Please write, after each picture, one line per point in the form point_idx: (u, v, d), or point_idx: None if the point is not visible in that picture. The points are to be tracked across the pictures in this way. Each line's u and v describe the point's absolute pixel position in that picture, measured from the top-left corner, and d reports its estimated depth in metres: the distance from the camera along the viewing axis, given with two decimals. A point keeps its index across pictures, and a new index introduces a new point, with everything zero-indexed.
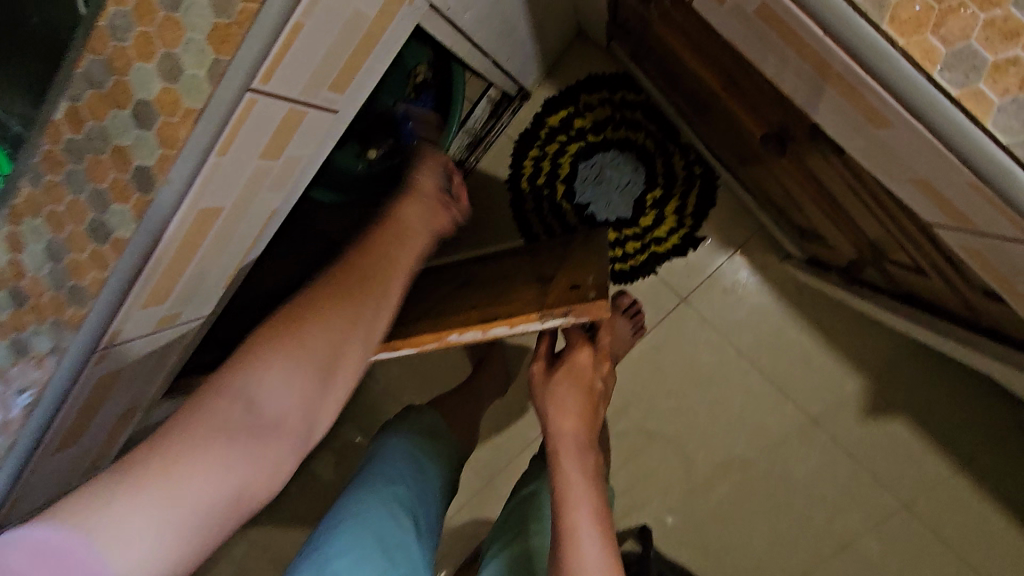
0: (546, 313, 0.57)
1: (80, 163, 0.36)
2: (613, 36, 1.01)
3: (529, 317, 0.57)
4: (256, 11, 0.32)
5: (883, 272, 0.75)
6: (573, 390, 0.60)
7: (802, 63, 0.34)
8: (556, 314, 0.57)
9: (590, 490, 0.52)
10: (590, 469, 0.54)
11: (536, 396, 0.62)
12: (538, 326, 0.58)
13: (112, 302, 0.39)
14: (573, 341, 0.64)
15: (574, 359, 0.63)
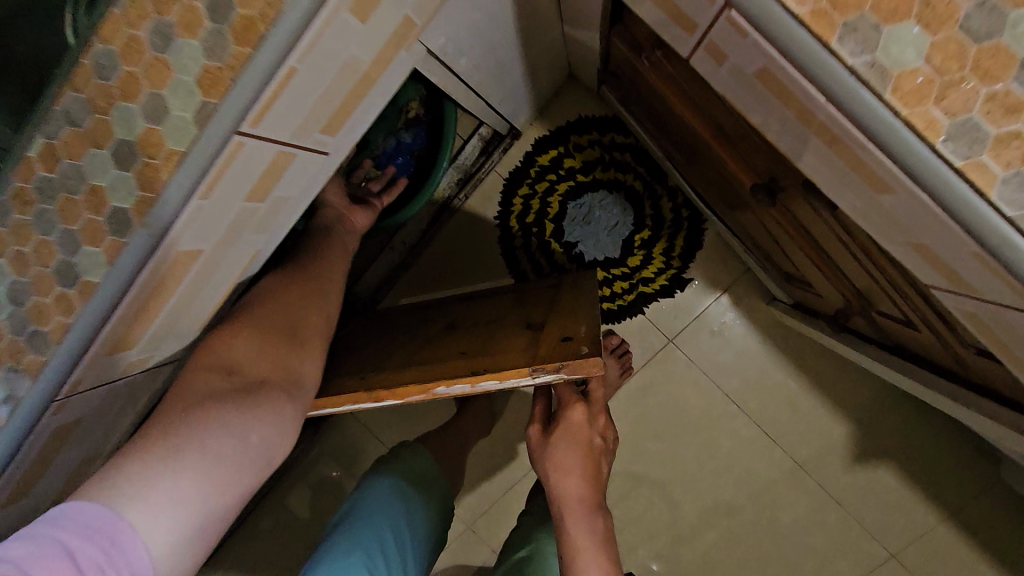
0: (538, 368, 0.56)
1: (50, 202, 0.34)
2: (604, 81, 1.02)
3: (521, 372, 0.56)
4: (249, 56, 0.31)
5: (871, 322, 0.75)
6: (573, 452, 0.57)
7: (800, 125, 0.34)
8: (547, 370, 0.55)
9: (600, 554, 0.53)
10: (599, 531, 0.54)
11: (535, 460, 0.59)
12: (530, 381, 0.56)
13: (75, 349, 0.36)
14: (566, 398, 0.59)
15: (569, 417, 0.58)
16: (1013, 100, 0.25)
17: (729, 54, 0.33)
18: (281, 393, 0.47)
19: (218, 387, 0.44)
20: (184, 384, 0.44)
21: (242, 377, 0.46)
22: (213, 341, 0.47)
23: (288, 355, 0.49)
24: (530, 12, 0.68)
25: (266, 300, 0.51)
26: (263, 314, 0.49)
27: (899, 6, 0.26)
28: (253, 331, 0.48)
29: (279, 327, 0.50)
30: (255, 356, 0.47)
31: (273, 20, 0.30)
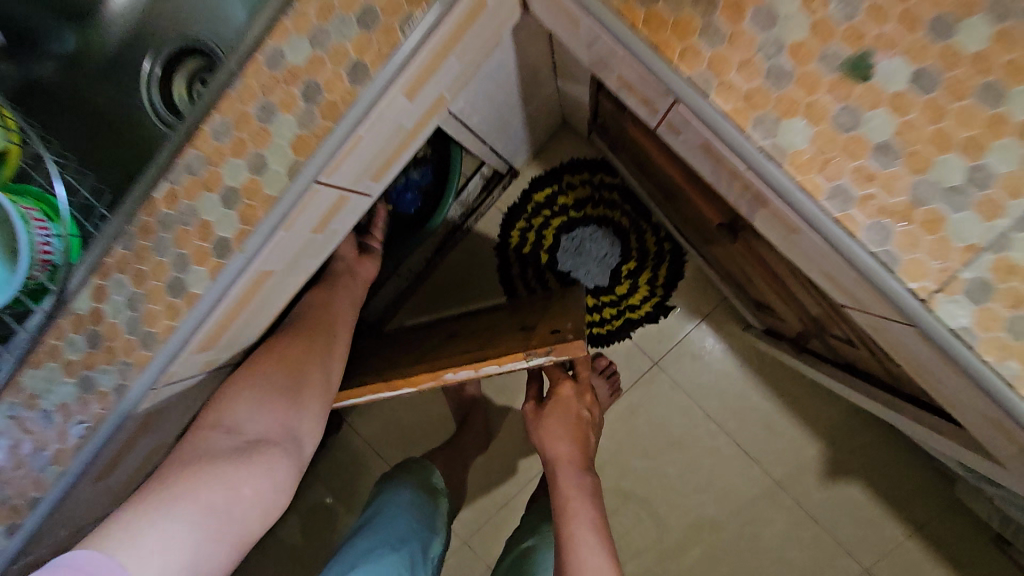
0: (531, 351, 0.67)
1: (168, 232, 0.45)
2: (594, 129, 1.15)
3: (516, 355, 0.66)
4: (330, 127, 0.42)
5: (826, 344, 0.86)
6: (562, 422, 0.71)
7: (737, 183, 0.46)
8: (539, 352, 0.66)
9: (585, 503, 0.63)
10: (585, 485, 0.66)
11: (530, 431, 0.73)
12: (524, 363, 0.67)
13: (175, 347, 0.46)
14: (556, 379, 0.75)
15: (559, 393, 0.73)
16: (869, 171, 0.36)
17: (682, 130, 0.44)
18: (274, 451, 0.55)
19: (217, 447, 0.52)
20: (192, 444, 0.53)
21: (240, 438, 0.54)
22: (217, 407, 0.56)
23: (284, 416, 0.57)
24: (530, 77, 0.81)
25: (269, 367, 0.59)
26: (265, 378, 0.58)
27: (790, 106, 0.37)
28: (252, 398, 0.56)
29: (276, 391, 0.58)
30: (253, 419, 0.55)
31: (351, 102, 0.42)
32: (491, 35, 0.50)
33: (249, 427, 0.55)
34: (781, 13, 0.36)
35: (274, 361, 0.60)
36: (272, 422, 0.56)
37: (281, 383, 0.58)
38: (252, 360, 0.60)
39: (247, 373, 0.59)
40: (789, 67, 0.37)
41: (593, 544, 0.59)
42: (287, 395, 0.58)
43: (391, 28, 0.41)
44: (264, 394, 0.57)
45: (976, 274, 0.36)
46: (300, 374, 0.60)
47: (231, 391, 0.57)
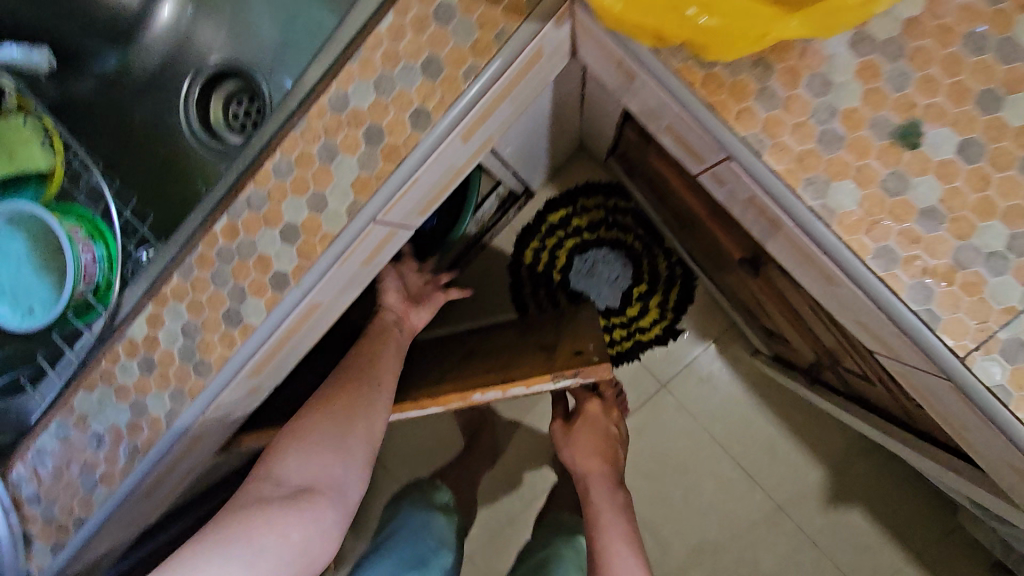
0: (558, 374, 0.66)
1: (227, 265, 0.46)
2: (612, 154, 1.17)
3: (544, 376, 0.66)
4: (390, 171, 0.43)
5: (839, 377, 0.87)
6: (591, 437, 0.73)
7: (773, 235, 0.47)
8: (567, 374, 0.66)
9: (618, 516, 0.63)
10: (618, 499, 0.66)
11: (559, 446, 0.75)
12: (552, 384, 0.66)
13: (228, 375, 0.47)
14: (582, 399, 0.79)
15: (586, 411, 0.77)
16: (914, 234, 0.38)
17: (728, 181, 0.45)
18: (322, 500, 0.52)
19: (267, 496, 0.51)
20: (242, 498, 0.51)
21: (287, 488, 0.52)
22: (268, 460, 0.55)
23: (331, 464, 0.54)
24: (560, 109, 0.83)
25: (313, 419, 0.56)
26: (313, 426, 0.56)
27: (841, 170, 0.39)
28: (299, 449, 0.54)
29: (323, 438, 0.55)
30: (299, 469, 0.53)
31: (412, 145, 0.43)
32: (540, 80, 0.52)
33: (296, 477, 0.53)
34: (835, 80, 0.38)
35: (323, 406, 0.57)
36: (318, 471, 0.53)
37: (326, 431, 0.55)
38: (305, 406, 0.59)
39: (296, 419, 0.57)
40: (841, 131, 0.39)
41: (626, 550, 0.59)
42: (333, 441, 0.55)
43: (455, 78, 0.42)
44: (312, 441, 0.54)
45: (1012, 333, 0.37)
46: (347, 416, 0.57)
47: (280, 446, 0.55)
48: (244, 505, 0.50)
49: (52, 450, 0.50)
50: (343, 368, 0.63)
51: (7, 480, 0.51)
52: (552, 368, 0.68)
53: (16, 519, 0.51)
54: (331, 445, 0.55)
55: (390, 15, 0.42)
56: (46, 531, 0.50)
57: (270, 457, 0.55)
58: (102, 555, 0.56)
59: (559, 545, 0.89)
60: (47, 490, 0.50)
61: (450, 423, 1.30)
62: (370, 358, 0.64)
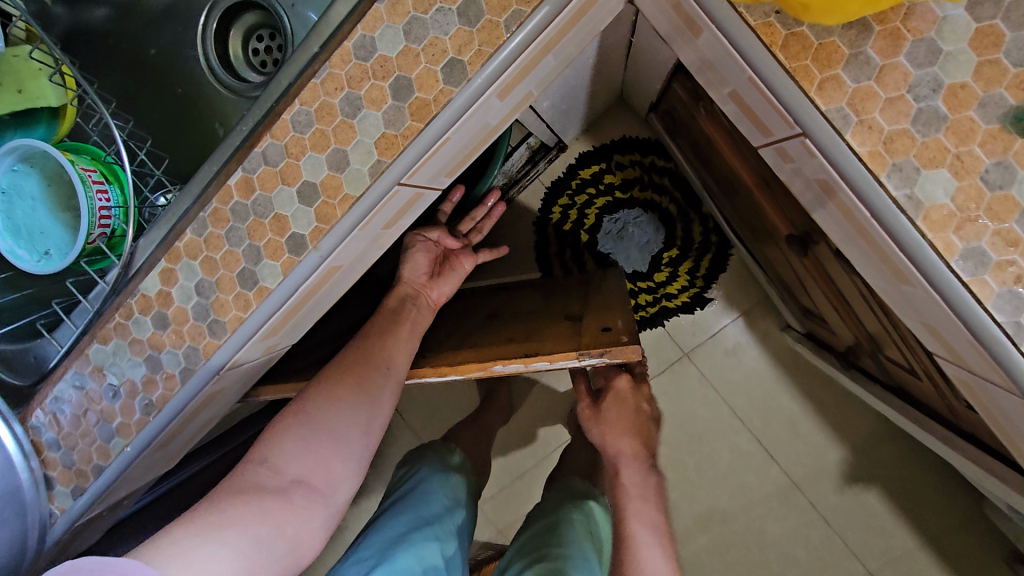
0: (584, 353, 0.64)
1: (242, 223, 0.43)
2: (654, 110, 1.09)
3: (570, 354, 0.63)
4: (418, 130, 0.39)
5: (878, 364, 0.83)
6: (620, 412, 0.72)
7: (834, 219, 0.42)
8: (593, 354, 0.63)
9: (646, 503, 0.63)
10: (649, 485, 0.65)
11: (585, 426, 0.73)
12: (576, 362, 0.64)
13: (243, 337, 0.46)
14: (611, 376, 0.77)
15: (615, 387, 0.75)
16: (1012, 236, 0.33)
17: (796, 159, 0.40)
18: (313, 498, 0.52)
19: (262, 484, 0.51)
20: (237, 480, 0.51)
21: (283, 478, 0.52)
22: (265, 442, 0.54)
23: (328, 459, 0.54)
24: (604, 59, 0.76)
25: (318, 405, 0.56)
26: (316, 414, 0.55)
27: (935, 156, 0.33)
28: (298, 437, 0.54)
29: (324, 432, 0.55)
30: (297, 460, 0.53)
31: (444, 103, 0.38)
32: (589, 30, 0.46)
33: (292, 467, 0.53)
34: (945, 48, 0.33)
35: (330, 392, 0.57)
36: (315, 464, 0.54)
37: (329, 424, 0.55)
38: (310, 390, 0.58)
39: (299, 404, 0.56)
40: (943, 110, 0.33)
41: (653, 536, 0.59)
42: (332, 433, 0.55)
43: (495, 26, 0.37)
44: (311, 433, 0.54)
45: None
46: (353, 408, 0.57)
47: (278, 430, 0.55)
48: (241, 489, 0.49)
49: (70, 399, 0.50)
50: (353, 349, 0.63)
51: (27, 425, 0.52)
52: (578, 346, 0.65)
53: (37, 464, 0.51)
54: (331, 436, 0.55)
55: None
56: (65, 476, 0.51)
57: (267, 439, 0.55)
58: (122, 497, 0.57)
59: (569, 509, 0.90)
60: (66, 438, 0.50)
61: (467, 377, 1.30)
62: (382, 333, 0.64)
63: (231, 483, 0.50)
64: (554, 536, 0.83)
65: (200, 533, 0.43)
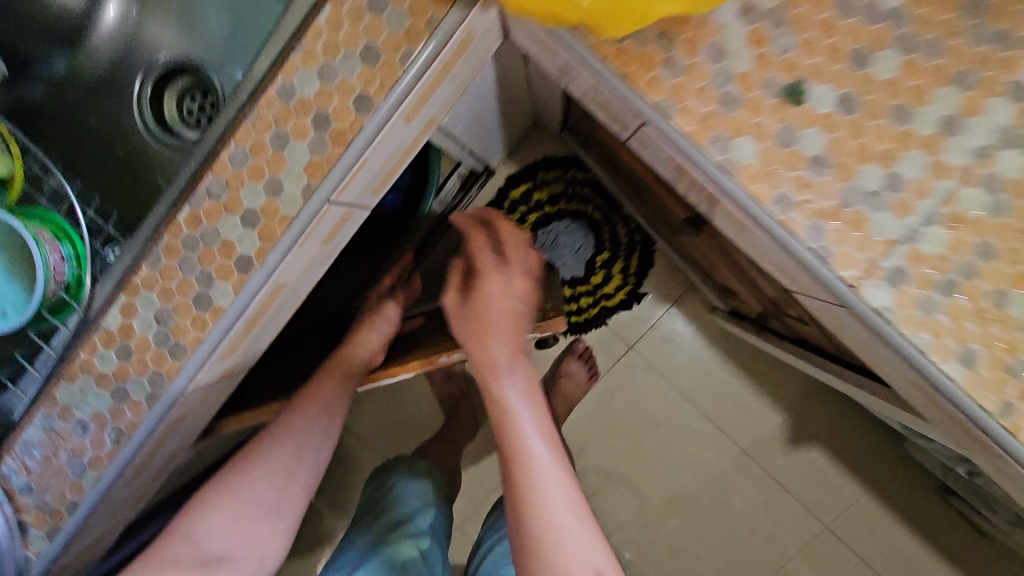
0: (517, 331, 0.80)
1: (192, 252, 0.49)
2: (566, 128, 1.20)
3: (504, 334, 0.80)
4: (340, 154, 0.47)
5: (784, 324, 0.92)
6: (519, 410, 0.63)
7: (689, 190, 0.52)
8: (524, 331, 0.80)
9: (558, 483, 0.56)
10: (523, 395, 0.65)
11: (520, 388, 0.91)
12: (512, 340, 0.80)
13: (202, 356, 0.51)
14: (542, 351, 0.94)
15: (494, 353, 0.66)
16: (804, 180, 0.43)
17: (650, 145, 0.49)
18: (235, 569, 0.60)
19: (179, 560, 0.58)
20: (161, 556, 0.59)
21: (203, 551, 0.59)
22: (192, 516, 0.61)
23: (255, 531, 0.62)
24: (507, 86, 0.87)
25: (251, 479, 0.63)
26: (242, 487, 0.63)
27: (740, 127, 0.44)
28: (223, 511, 0.61)
29: (252, 505, 0.63)
30: (218, 534, 0.60)
31: (358, 129, 0.47)
32: (477, 61, 0.55)
33: (218, 543, 0.60)
34: (731, 46, 0.43)
35: (262, 458, 0.65)
36: (239, 538, 0.61)
37: (255, 493, 0.63)
38: (245, 455, 0.65)
39: (229, 473, 0.64)
40: (738, 93, 0.43)
41: (550, 469, 0.56)
42: (260, 505, 0.63)
43: (392, 63, 0.46)
44: (240, 507, 0.62)
45: (893, 263, 0.43)
46: (279, 477, 0.64)
47: (212, 497, 0.62)
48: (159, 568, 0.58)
49: (38, 441, 0.53)
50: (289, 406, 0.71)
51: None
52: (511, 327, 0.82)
53: (10, 509, 0.54)
54: (256, 507, 0.62)
55: (328, 7, 0.45)
56: (39, 518, 0.54)
57: (196, 509, 0.62)
58: (95, 533, 0.60)
59: None
60: (38, 480, 0.54)
61: (431, 403, 1.39)
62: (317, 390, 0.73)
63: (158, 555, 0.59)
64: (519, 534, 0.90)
65: None
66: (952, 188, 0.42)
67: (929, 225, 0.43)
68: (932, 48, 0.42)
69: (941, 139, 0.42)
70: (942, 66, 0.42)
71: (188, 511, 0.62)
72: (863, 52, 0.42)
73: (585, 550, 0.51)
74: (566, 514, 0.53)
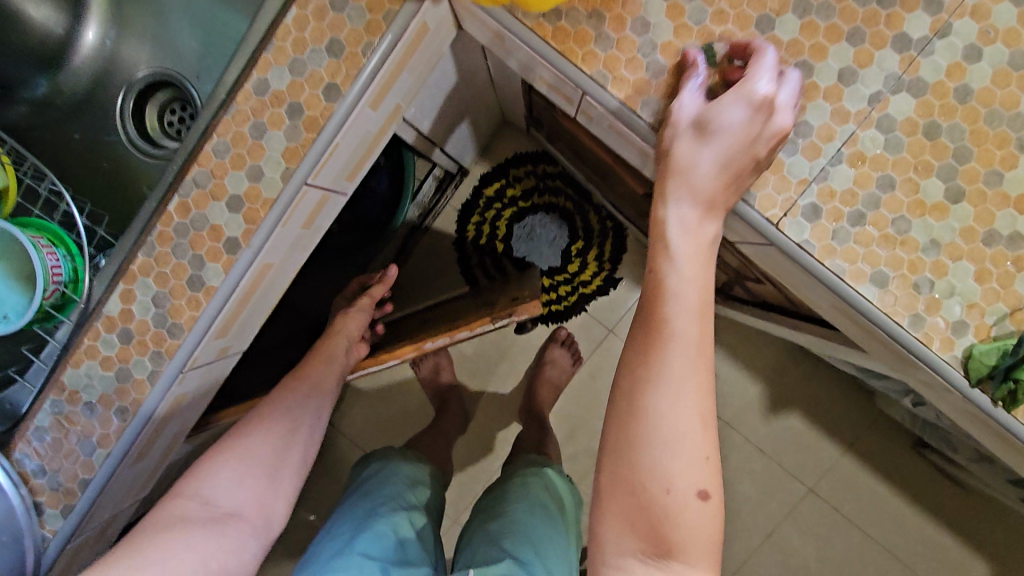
0: (496, 316, 0.87)
1: (184, 238, 0.54)
2: (532, 124, 1.26)
3: (485, 319, 0.86)
4: (314, 139, 0.52)
5: (746, 290, 0.98)
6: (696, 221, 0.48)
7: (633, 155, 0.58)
8: (503, 315, 0.86)
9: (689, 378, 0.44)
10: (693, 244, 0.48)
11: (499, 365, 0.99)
12: (491, 324, 0.86)
13: (198, 333, 0.55)
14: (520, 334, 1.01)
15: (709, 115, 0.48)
16: None
17: (593, 115, 0.55)
18: (246, 526, 0.62)
19: (191, 515, 0.59)
20: (169, 511, 0.59)
21: (213, 509, 0.61)
22: (195, 480, 0.63)
23: (260, 491, 0.65)
24: (471, 83, 0.92)
25: (252, 442, 0.67)
26: (245, 451, 0.66)
27: (666, 91, 0.50)
28: (229, 473, 0.64)
29: (258, 468, 0.66)
30: (226, 494, 0.63)
31: (328, 115, 0.51)
32: (433, 52, 0.60)
33: (227, 500, 0.62)
34: (653, 21, 0.49)
35: (262, 426, 0.69)
36: (248, 498, 0.64)
37: (259, 457, 0.67)
38: (240, 427, 0.69)
39: (229, 440, 0.68)
40: (663, 60, 0.50)
41: (691, 367, 0.44)
42: (264, 467, 0.66)
43: (355, 54, 0.51)
44: (246, 468, 0.65)
45: (809, 200, 0.49)
46: (278, 443, 0.69)
47: (213, 462, 0.65)
48: (173, 517, 0.58)
49: (49, 425, 0.59)
50: (278, 390, 0.75)
51: (11, 458, 0.60)
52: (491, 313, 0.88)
53: (26, 491, 0.59)
54: (259, 469, 0.66)
55: (294, 9, 0.51)
56: (53, 498, 0.59)
57: (199, 473, 0.64)
58: (104, 514, 0.64)
59: (521, 488, 1.02)
60: (50, 462, 0.59)
61: (421, 398, 1.42)
62: (306, 376, 0.78)
63: (164, 509, 0.60)
64: (516, 513, 0.94)
65: (134, 563, 0.52)
66: (853, 131, 0.48)
67: (837, 164, 0.49)
68: (826, 11, 0.48)
69: (840, 88, 0.48)
70: (836, 25, 0.48)
71: (190, 476, 0.64)
72: (768, 18, 0.48)
73: (696, 468, 0.42)
74: (689, 423, 0.43)
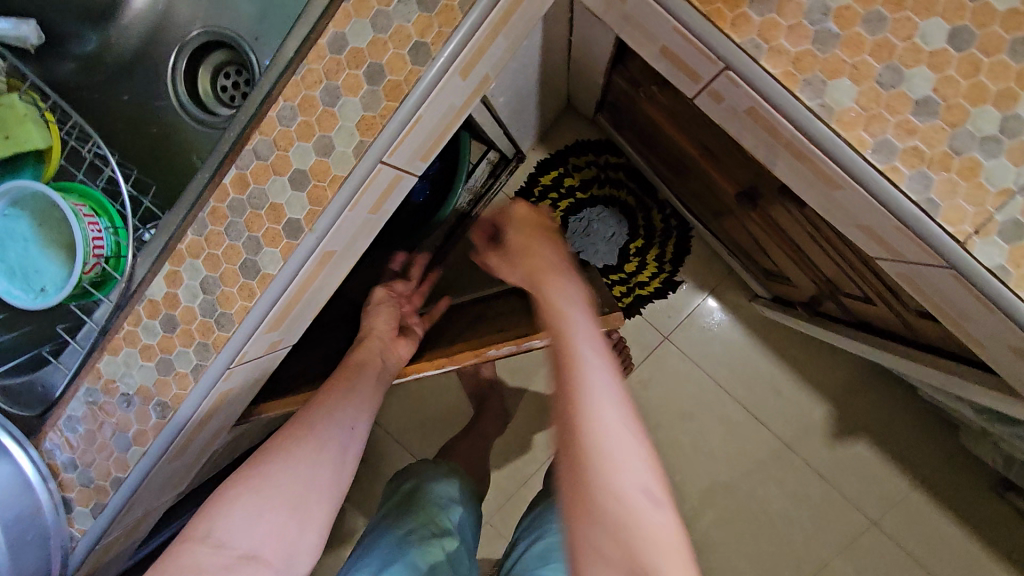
0: None
1: (239, 218, 0.47)
2: (601, 108, 1.16)
3: None
4: (395, 108, 0.44)
5: (840, 306, 0.87)
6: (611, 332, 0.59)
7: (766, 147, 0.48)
8: None
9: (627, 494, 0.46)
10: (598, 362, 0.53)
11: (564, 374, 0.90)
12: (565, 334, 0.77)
13: (247, 326, 0.48)
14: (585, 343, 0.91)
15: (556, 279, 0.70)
16: (909, 126, 0.39)
17: (726, 97, 0.46)
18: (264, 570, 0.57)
19: (202, 565, 0.54)
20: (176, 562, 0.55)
21: (228, 553, 0.56)
22: (209, 517, 0.57)
23: (283, 527, 0.58)
24: (549, 56, 0.83)
25: (275, 470, 0.60)
26: (269, 481, 0.59)
27: (836, 68, 0.40)
28: (248, 507, 0.58)
29: (282, 500, 0.59)
30: (242, 535, 0.57)
31: (413, 81, 0.43)
32: (531, 16, 0.51)
33: (243, 541, 0.57)
34: None
35: (288, 453, 0.62)
36: (268, 536, 0.57)
37: (286, 486, 0.60)
38: (261, 453, 0.63)
39: (252, 466, 0.61)
40: (835, 29, 0.40)
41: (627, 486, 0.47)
42: (288, 498, 0.59)
43: (451, 9, 0.42)
44: (266, 502, 0.58)
45: (1008, 215, 0.39)
46: (307, 468, 0.61)
47: (235, 492, 0.59)
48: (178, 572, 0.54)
49: (82, 415, 0.53)
50: (316, 402, 0.68)
51: (41, 449, 0.54)
52: None
53: (54, 485, 0.54)
54: (282, 502, 0.59)
55: None
56: (85, 494, 0.54)
57: (216, 507, 0.58)
58: (137, 513, 0.59)
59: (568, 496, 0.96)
60: (82, 455, 0.53)
61: (458, 394, 1.35)
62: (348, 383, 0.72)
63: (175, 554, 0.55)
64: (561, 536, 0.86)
65: None
66: None
67: None
68: None
69: None
70: None
71: (205, 511, 0.58)
72: None
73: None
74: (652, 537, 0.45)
